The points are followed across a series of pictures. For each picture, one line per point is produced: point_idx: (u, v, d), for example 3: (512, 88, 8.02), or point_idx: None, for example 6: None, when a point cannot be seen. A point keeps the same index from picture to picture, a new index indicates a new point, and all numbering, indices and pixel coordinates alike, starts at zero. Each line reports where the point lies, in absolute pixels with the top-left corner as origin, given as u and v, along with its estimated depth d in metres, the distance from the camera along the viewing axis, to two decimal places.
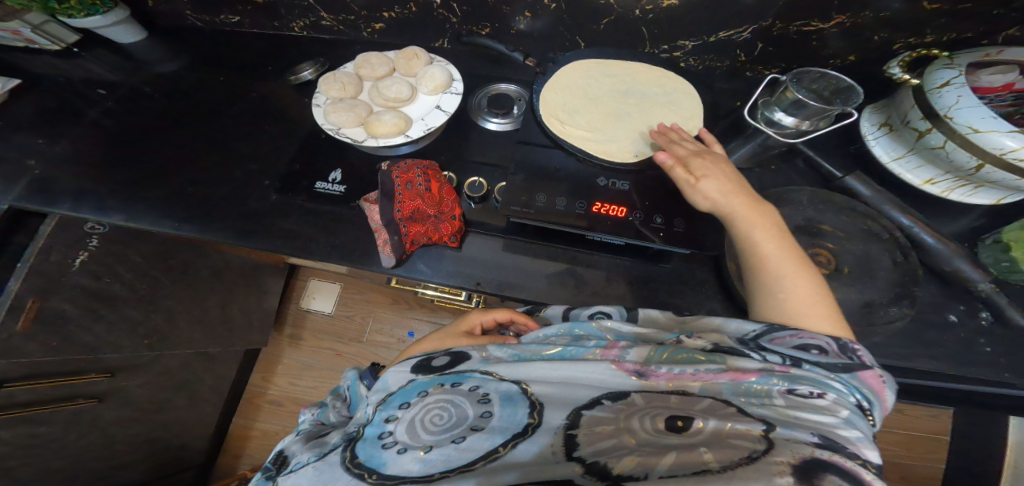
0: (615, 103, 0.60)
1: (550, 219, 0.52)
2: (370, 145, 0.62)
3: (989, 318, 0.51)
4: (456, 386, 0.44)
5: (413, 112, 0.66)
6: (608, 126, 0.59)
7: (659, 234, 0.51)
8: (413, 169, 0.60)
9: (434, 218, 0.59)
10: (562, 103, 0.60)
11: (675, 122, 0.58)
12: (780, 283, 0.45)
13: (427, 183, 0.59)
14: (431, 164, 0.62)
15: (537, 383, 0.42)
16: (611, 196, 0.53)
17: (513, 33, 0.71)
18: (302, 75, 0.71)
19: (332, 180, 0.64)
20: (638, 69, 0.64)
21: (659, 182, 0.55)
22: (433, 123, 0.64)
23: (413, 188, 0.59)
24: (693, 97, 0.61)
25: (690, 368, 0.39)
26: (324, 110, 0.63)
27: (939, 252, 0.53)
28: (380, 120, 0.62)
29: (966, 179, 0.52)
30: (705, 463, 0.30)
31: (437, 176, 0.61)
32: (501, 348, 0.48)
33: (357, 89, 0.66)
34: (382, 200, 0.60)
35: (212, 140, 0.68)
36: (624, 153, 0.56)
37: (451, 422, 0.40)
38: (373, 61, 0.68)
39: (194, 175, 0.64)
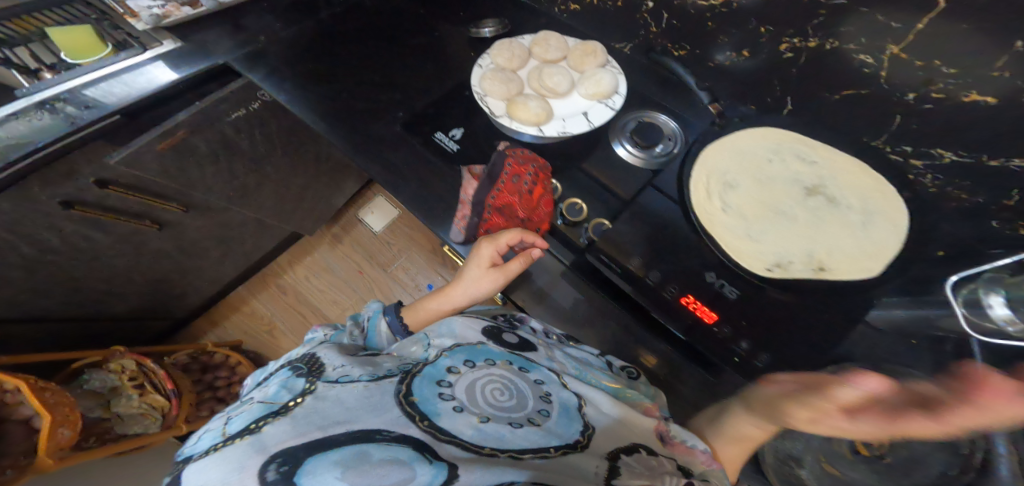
0: (782, 196, 0.51)
1: (625, 286, 0.49)
2: (502, 124, 0.60)
3: None
4: (521, 372, 0.46)
5: (558, 109, 0.62)
6: (758, 218, 0.50)
7: (734, 360, 0.45)
8: (526, 165, 0.55)
9: (519, 221, 0.55)
10: (723, 172, 0.53)
11: (851, 252, 0.46)
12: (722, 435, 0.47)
13: (531, 186, 0.54)
14: (546, 167, 0.56)
15: (593, 408, 0.46)
16: (709, 297, 0.47)
17: (710, 66, 0.67)
18: (481, 31, 0.70)
19: (451, 136, 0.62)
20: (847, 168, 0.52)
21: (774, 307, 0.46)
22: (571, 129, 0.60)
23: (516, 184, 0.54)
24: (887, 225, 0.47)
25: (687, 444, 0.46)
26: (482, 74, 0.62)
27: None
28: (525, 104, 0.59)
29: None
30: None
31: (545, 183, 0.55)
32: (565, 359, 0.52)
33: (521, 64, 0.64)
34: (483, 180, 0.56)
35: (376, 53, 0.69)
36: (756, 260, 0.47)
37: (511, 404, 0.42)
38: (550, 42, 0.65)
39: (348, 77, 0.66)
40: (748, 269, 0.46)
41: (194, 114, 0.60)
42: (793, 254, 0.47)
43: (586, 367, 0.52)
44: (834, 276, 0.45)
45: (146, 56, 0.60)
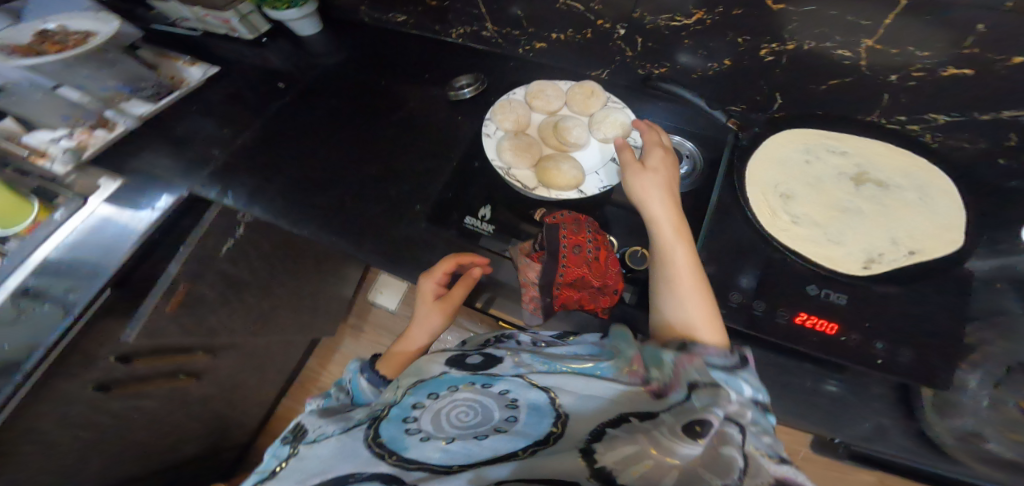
0: (839, 194, 0.53)
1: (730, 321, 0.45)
2: (541, 196, 0.56)
3: None
4: (488, 387, 0.40)
5: (588, 162, 0.59)
6: (832, 221, 0.51)
7: (880, 363, 0.41)
8: (583, 232, 0.52)
9: (594, 288, 0.50)
10: (775, 184, 0.54)
11: (929, 230, 0.48)
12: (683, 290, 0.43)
13: (596, 250, 0.51)
14: (598, 227, 0.54)
15: (568, 393, 0.38)
16: (822, 308, 0.44)
17: (694, 76, 0.66)
18: (460, 92, 0.63)
19: (481, 217, 0.55)
20: (873, 149, 0.56)
21: (891, 300, 0.44)
22: (610, 180, 0.57)
23: (580, 253, 0.49)
24: (943, 196, 0.50)
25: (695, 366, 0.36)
26: (497, 146, 0.58)
27: None
28: (559, 169, 0.56)
29: None
30: (703, 476, 0.28)
31: (605, 243, 0.52)
32: (533, 356, 0.43)
33: (530, 123, 0.61)
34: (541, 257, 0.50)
35: (362, 146, 0.61)
36: (851, 264, 0.47)
37: (476, 420, 0.38)
38: (548, 93, 0.62)
39: (345, 180, 0.58)
40: (848, 273, 0.46)
41: (186, 261, 0.49)
42: (878, 246, 0.48)
43: (571, 348, 0.45)
44: (925, 256, 0.46)
45: (97, 204, 0.56)
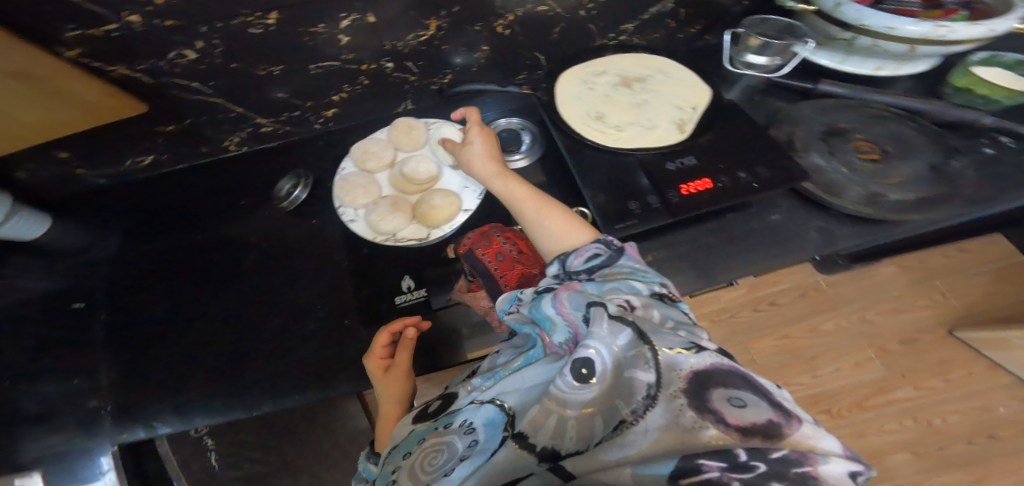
0: (627, 97, 0.65)
1: (647, 222, 0.53)
2: (438, 236, 0.59)
3: (1012, 140, 0.62)
4: (449, 426, 0.44)
5: (451, 184, 0.63)
6: (638, 117, 0.63)
7: (755, 184, 0.54)
8: (496, 240, 0.58)
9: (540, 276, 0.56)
10: (584, 112, 0.63)
11: (692, 88, 0.65)
12: (535, 218, 0.52)
13: (517, 247, 0.58)
14: (506, 227, 0.60)
15: (512, 394, 0.42)
16: (689, 175, 0.55)
17: (476, 69, 0.73)
18: (294, 196, 0.67)
19: (409, 289, 0.59)
20: (622, 60, 0.71)
21: (714, 144, 0.58)
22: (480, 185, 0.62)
23: (507, 257, 0.56)
24: (678, 67, 0.69)
25: (571, 302, 0.42)
26: (370, 223, 0.59)
27: (935, 109, 0.65)
28: (435, 205, 0.59)
29: (904, 59, 0.66)
30: (617, 411, 0.35)
31: (519, 236, 0.59)
32: (480, 378, 0.48)
33: (381, 185, 0.63)
34: (484, 283, 0.54)
35: (260, 300, 0.62)
36: (673, 135, 0.59)
37: (444, 460, 0.41)
38: (375, 149, 0.64)
39: (265, 342, 0.59)
40: (677, 142, 0.58)
41: None
42: (677, 114, 0.62)
43: (499, 350, 0.51)
44: (702, 105, 0.62)
45: None
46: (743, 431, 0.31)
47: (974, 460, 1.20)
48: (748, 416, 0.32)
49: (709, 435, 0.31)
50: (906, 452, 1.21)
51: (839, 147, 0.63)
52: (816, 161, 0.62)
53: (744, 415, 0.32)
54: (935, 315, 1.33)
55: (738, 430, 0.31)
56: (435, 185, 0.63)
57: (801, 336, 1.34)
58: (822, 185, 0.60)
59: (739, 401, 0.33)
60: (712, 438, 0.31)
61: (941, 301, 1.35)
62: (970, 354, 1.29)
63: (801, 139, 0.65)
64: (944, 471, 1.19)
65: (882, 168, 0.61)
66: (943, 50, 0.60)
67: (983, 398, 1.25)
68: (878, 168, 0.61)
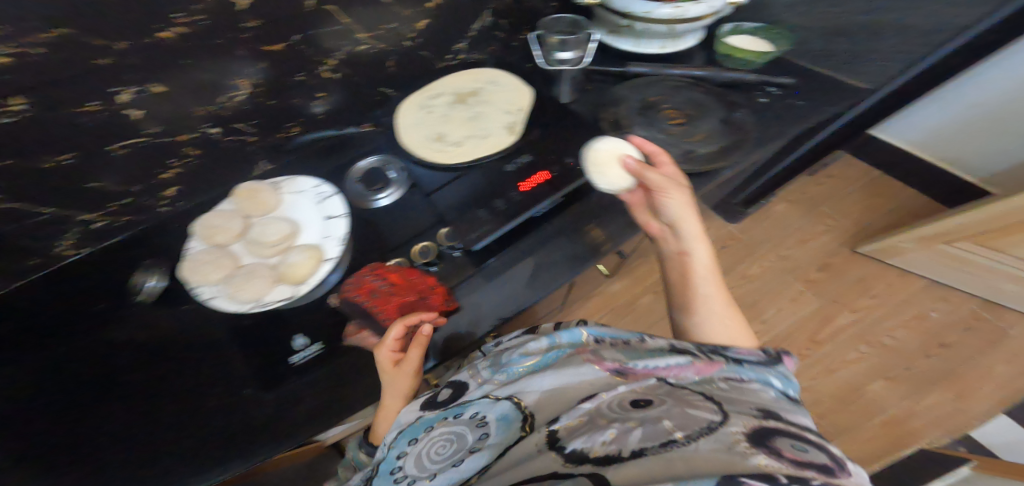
0: (462, 115, 0.71)
1: (496, 222, 0.60)
2: (305, 292, 0.60)
3: (775, 90, 0.82)
4: (457, 417, 0.53)
5: (312, 236, 0.64)
6: (474, 131, 0.69)
7: (582, 169, 0.61)
8: (366, 279, 0.59)
9: (417, 302, 0.57)
10: (430, 136, 0.72)
11: (518, 97, 0.72)
12: (704, 296, 0.59)
13: (388, 281, 0.59)
14: (376, 264, 0.61)
15: (528, 395, 0.52)
16: (526, 173, 0.62)
17: (322, 118, 0.74)
18: (151, 286, 0.62)
19: (301, 346, 0.57)
20: (454, 81, 0.77)
21: (545, 139, 0.65)
22: (339, 232, 0.64)
23: (381, 293, 0.58)
24: (507, 78, 0.76)
25: (663, 367, 0.48)
26: (230, 296, 0.59)
27: (710, 74, 0.85)
28: (293, 264, 0.60)
29: (671, 37, 0.90)
30: (669, 432, 0.36)
31: (389, 269, 0.60)
32: (491, 372, 0.58)
33: (236, 256, 0.62)
34: (366, 324, 0.58)
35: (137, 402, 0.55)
36: (505, 142, 0.67)
37: (453, 449, 0.50)
38: (222, 222, 0.64)
39: (151, 443, 0.52)
40: (509, 143, 0.66)
41: None
42: (508, 117, 0.69)
43: (518, 351, 0.60)
44: (525, 106, 0.70)
45: None
46: (799, 463, 0.31)
47: (946, 375, 1.23)
48: (807, 458, 0.32)
49: (759, 461, 0.31)
50: (881, 379, 1.24)
51: (654, 120, 0.77)
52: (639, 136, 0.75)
53: (803, 456, 0.32)
54: (835, 238, 1.42)
55: (793, 461, 0.31)
56: (295, 242, 0.64)
57: (730, 287, 1.38)
58: None
59: (801, 447, 0.33)
60: (761, 464, 0.30)
61: (834, 224, 1.44)
62: (877, 267, 1.37)
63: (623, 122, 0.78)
64: (925, 392, 1.21)
65: (688, 128, 0.74)
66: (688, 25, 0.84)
67: (914, 306, 1.31)
68: (687, 129, 0.75)
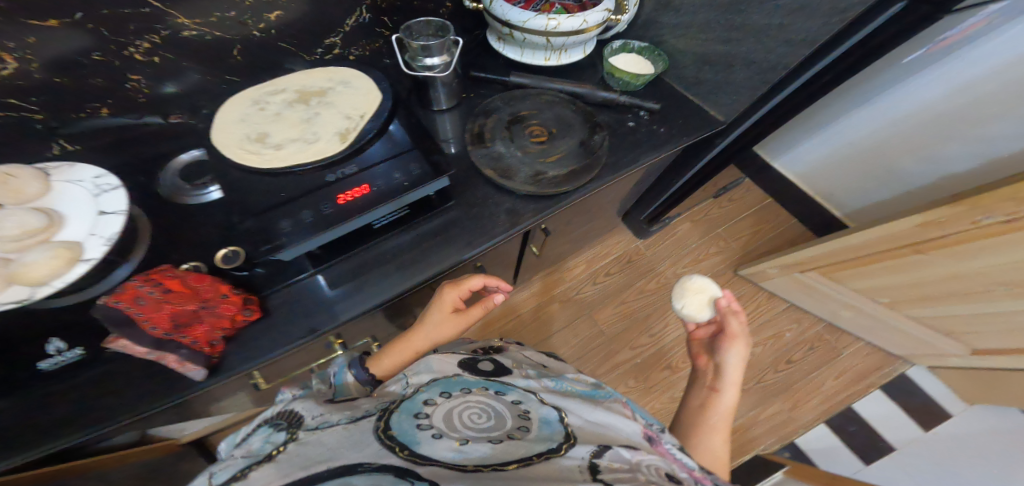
0: (293, 114, 0.71)
1: (313, 230, 0.60)
2: (47, 292, 0.56)
3: (645, 113, 0.85)
4: (500, 396, 0.69)
5: (75, 233, 0.60)
6: (302, 132, 0.68)
7: (405, 184, 0.63)
8: (134, 284, 0.60)
9: (199, 310, 0.62)
10: (254, 135, 0.68)
11: (351, 102, 0.72)
12: (706, 426, 0.80)
13: (163, 288, 0.61)
14: (159, 268, 0.63)
15: (571, 417, 0.67)
16: (348, 184, 0.63)
17: (150, 97, 0.75)
18: None
19: (56, 352, 0.61)
20: (298, 77, 0.76)
21: (378, 148, 0.67)
22: (109, 229, 0.61)
23: (150, 300, 0.60)
24: (361, 77, 0.75)
25: (676, 451, 0.66)
26: None
27: (586, 92, 0.85)
28: (33, 260, 0.56)
29: (556, 50, 0.87)
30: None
31: (169, 275, 0.62)
32: (547, 384, 0.80)
33: None
34: (127, 330, 0.60)
35: None
36: (331, 148, 0.66)
37: (485, 424, 0.61)
38: None
39: None
40: (335, 153, 0.66)
41: None
42: (342, 125, 0.69)
43: (564, 391, 0.78)
44: (367, 113, 0.70)
45: None
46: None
47: (787, 387, 1.35)
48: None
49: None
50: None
51: (518, 134, 0.80)
52: (500, 147, 0.78)
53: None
54: (720, 260, 1.50)
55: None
56: (55, 236, 0.60)
57: (628, 301, 1.45)
58: (498, 170, 0.74)
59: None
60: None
61: (723, 246, 1.53)
62: (752, 289, 1.47)
63: (488, 132, 0.80)
64: (767, 403, 1.33)
65: (546, 148, 0.78)
66: (566, 39, 0.83)
67: (773, 327, 1.42)
68: (546, 148, 0.78)
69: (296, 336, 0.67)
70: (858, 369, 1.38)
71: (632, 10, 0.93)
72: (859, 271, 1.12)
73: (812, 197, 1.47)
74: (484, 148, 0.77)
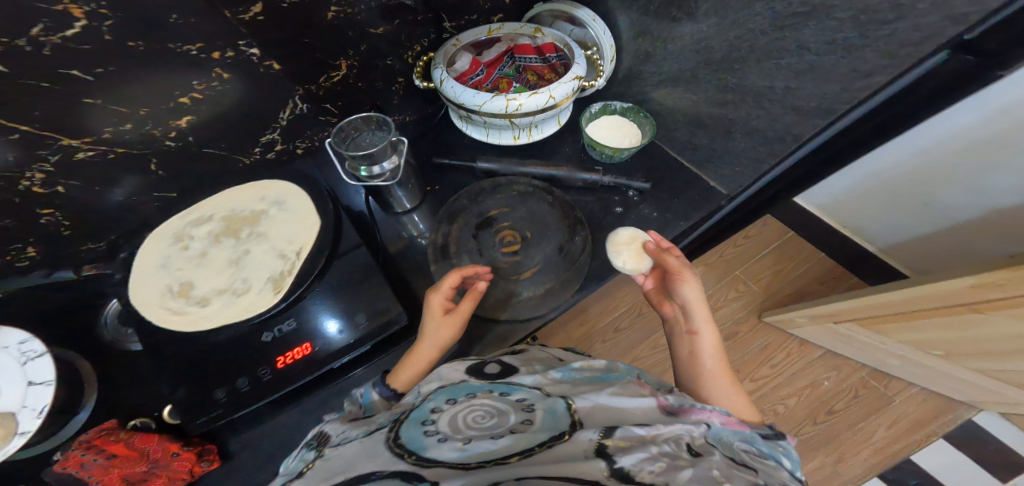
0: (222, 252, 0.62)
1: (253, 402, 0.53)
2: None
3: (635, 193, 0.76)
4: (505, 394, 0.54)
5: (3, 405, 0.52)
6: (232, 277, 0.60)
7: (352, 339, 0.57)
8: (74, 453, 0.49)
9: (150, 473, 0.51)
10: (176, 286, 0.58)
11: (290, 231, 0.63)
12: (704, 373, 0.66)
13: (108, 454, 0.49)
14: (105, 428, 0.52)
15: (578, 399, 0.53)
16: (287, 343, 0.56)
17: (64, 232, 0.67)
18: None
19: None
20: (229, 196, 0.66)
21: (321, 292, 0.58)
22: (41, 402, 0.52)
23: (93, 469, 0.48)
24: (300, 194, 0.66)
25: (704, 412, 0.55)
26: None
27: (563, 176, 0.76)
28: None
29: (524, 127, 0.76)
30: (717, 480, 0.40)
31: (118, 438, 0.51)
32: (555, 372, 0.60)
33: None
34: None
35: None
36: (264, 299, 0.57)
37: (492, 423, 0.48)
38: None
39: None
40: (268, 307, 0.57)
41: None
42: (276, 268, 0.60)
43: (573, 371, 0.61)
44: (306, 249, 0.61)
45: None
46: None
47: (829, 440, 1.24)
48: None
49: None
50: None
51: (487, 242, 0.71)
52: (466, 262, 0.69)
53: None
54: (744, 303, 1.40)
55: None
56: None
57: (641, 357, 1.34)
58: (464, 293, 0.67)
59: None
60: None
61: (744, 290, 1.43)
62: (783, 336, 1.36)
63: (454, 242, 0.71)
64: (808, 460, 1.22)
65: (518, 260, 0.70)
66: (532, 117, 0.73)
67: (808, 376, 1.30)
68: (517, 260, 0.70)
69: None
70: (917, 417, 1.24)
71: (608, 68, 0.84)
72: (905, 326, 0.99)
73: (836, 229, 1.33)
74: (448, 264, 0.69)
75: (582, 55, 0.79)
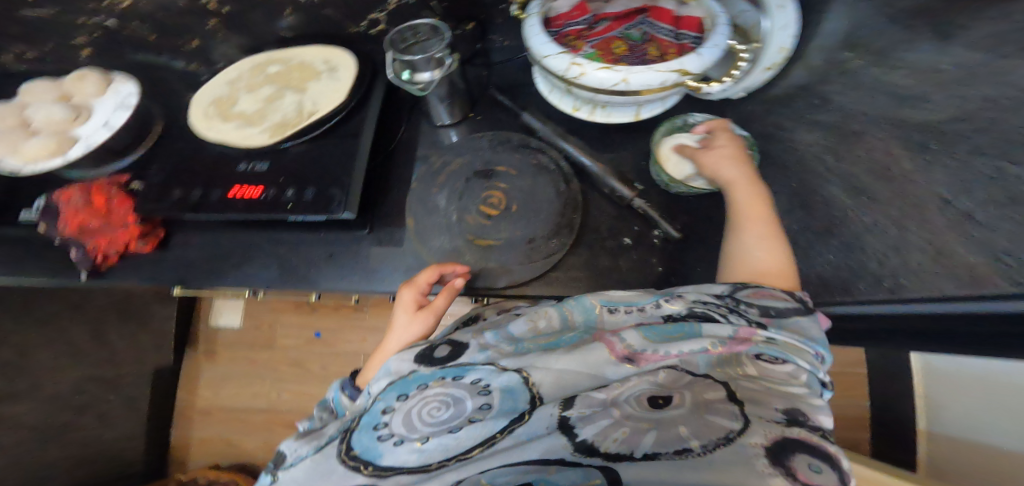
0: (263, 85, 0.66)
1: (191, 210, 0.59)
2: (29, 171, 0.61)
3: (661, 234, 0.63)
4: (458, 379, 0.45)
5: (82, 131, 0.65)
6: (253, 109, 0.64)
7: (291, 204, 0.57)
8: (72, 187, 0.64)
9: (105, 228, 0.65)
10: (220, 99, 0.66)
11: (317, 91, 0.63)
12: (747, 245, 0.53)
13: (87, 197, 0.63)
14: (97, 178, 0.66)
15: (539, 370, 0.44)
16: (247, 179, 0.59)
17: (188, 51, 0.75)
18: None
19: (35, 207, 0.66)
20: (303, 49, 0.70)
21: (299, 155, 0.60)
22: (93, 140, 0.64)
23: (74, 204, 0.63)
24: (350, 67, 0.65)
25: (674, 347, 0.42)
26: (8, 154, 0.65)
27: (594, 173, 0.65)
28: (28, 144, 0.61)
29: (589, 102, 0.64)
30: (684, 439, 0.36)
31: (101, 188, 0.64)
32: (496, 336, 0.50)
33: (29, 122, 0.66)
34: (46, 219, 0.64)
35: None
36: (254, 138, 0.61)
37: (449, 414, 0.43)
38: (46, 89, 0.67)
39: None
40: (257, 145, 0.60)
41: None
42: (288, 118, 0.61)
43: (523, 330, 0.50)
44: (319, 111, 0.60)
45: None
46: None
47: None
48: (817, 481, 0.32)
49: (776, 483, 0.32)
50: None
51: (472, 192, 0.66)
52: (443, 200, 0.66)
53: (816, 479, 0.32)
54: None
55: None
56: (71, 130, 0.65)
57: None
58: (422, 224, 0.65)
59: (816, 468, 0.33)
60: None
61: None
62: None
63: (450, 179, 0.67)
64: None
65: (490, 226, 0.64)
66: (594, 95, 0.59)
67: None
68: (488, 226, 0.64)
69: (166, 281, 0.70)
70: None
71: (755, 77, 0.59)
72: None
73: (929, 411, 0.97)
74: (428, 191, 0.67)
75: (723, 36, 0.53)
